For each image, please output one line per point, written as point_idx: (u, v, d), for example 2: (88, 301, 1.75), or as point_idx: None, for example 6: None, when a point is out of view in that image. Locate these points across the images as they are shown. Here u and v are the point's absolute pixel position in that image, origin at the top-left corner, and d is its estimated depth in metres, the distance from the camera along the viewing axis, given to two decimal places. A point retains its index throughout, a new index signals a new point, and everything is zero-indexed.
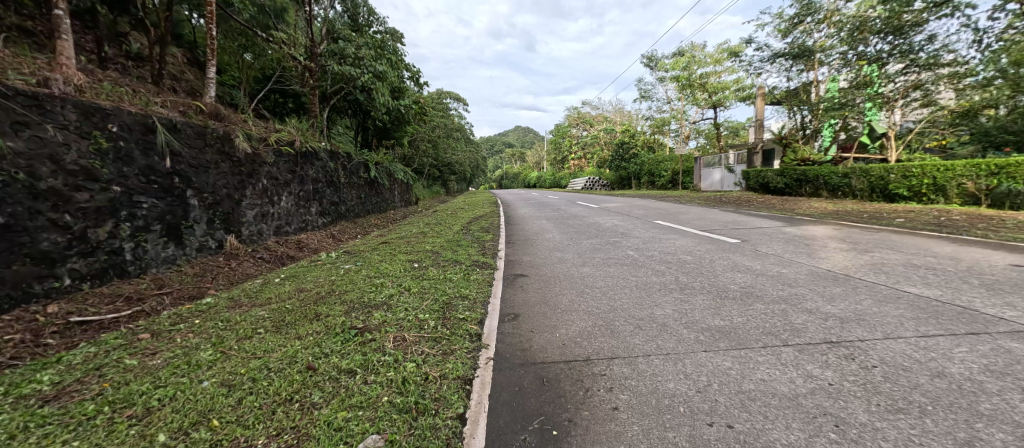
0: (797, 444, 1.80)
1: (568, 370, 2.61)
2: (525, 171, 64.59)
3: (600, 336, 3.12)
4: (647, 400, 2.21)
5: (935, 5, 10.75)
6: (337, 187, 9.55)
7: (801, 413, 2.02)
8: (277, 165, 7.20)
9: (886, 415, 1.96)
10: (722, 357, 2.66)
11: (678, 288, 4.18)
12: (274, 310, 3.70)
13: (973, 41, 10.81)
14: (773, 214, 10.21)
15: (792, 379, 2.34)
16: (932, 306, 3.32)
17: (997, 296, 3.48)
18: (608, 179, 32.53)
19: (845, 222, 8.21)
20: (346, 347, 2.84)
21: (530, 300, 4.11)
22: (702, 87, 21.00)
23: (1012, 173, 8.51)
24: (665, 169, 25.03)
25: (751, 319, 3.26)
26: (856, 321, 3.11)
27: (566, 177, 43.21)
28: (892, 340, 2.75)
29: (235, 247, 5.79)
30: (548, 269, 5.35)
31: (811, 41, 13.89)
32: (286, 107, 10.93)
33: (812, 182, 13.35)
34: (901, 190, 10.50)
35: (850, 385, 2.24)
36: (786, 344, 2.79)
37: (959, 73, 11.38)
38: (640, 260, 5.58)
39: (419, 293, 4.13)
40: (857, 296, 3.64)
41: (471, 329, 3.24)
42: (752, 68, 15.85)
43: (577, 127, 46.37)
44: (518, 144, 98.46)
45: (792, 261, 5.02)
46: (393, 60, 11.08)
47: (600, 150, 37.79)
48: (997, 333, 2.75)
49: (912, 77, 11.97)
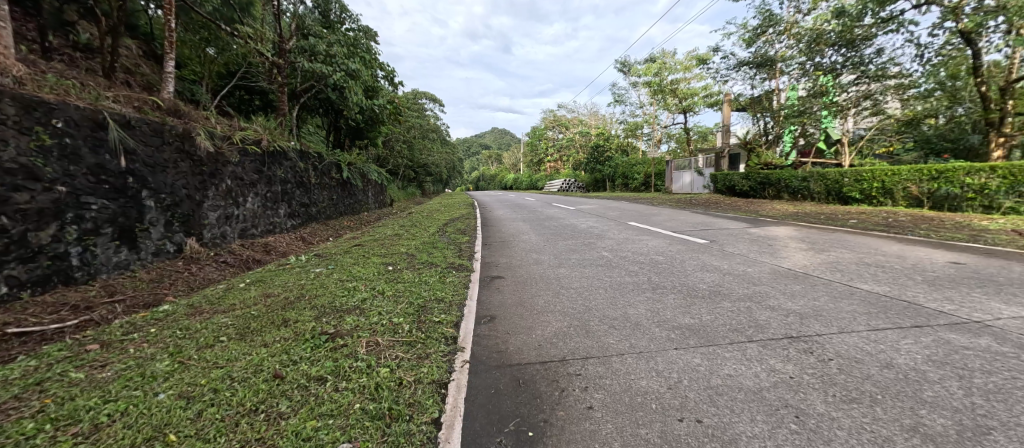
0: (761, 436, 1.87)
1: (544, 371, 2.61)
2: (503, 173, 64.70)
3: (576, 336, 3.14)
4: (620, 398, 2.24)
5: (883, 21, 11.08)
6: (308, 187, 9.27)
7: (765, 406, 2.10)
8: (242, 164, 6.89)
9: (841, 405, 2.06)
10: (692, 354, 2.73)
11: (650, 288, 4.27)
12: (238, 317, 3.53)
13: (916, 55, 11.56)
14: (740, 215, 10.66)
15: (756, 373, 2.43)
16: (882, 301, 3.53)
17: (938, 291, 3.73)
18: (584, 181, 33.00)
19: (805, 222, 8.69)
20: (316, 354, 2.74)
21: (508, 301, 4.11)
22: (674, 92, 22.16)
23: (949, 178, 9.09)
24: (639, 172, 25.77)
25: (719, 317, 3.37)
26: (815, 317, 3.25)
27: (544, 179, 43.59)
28: (846, 334, 2.89)
29: (196, 250, 5.50)
30: (525, 270, 5.37)
31: (773, 51, 14.49)
32: (252, 104, 10.51)
33: (774, 184, 13.99)
34: (854, 193, 11.12)
35: (809, 377, 2.34)
36: (751, 340, 2.89)
37: (904, 84, 12.19)
38: (614, 260, 5.69)
39: (394, 296, 4.05)
40: (815, 293, 3.83)
41: (447, 332, 3.20)
42: (719, 76, 16.49)
43: (553, 129, 46.73)
44: (496, 145, 99.01)
45: (756, 261, 5.23)
46: (367, 59, 10.82)
47: (577, 153, 38.45)
48: (938, 325, 2.94)
49: (863, 87, 12.70)
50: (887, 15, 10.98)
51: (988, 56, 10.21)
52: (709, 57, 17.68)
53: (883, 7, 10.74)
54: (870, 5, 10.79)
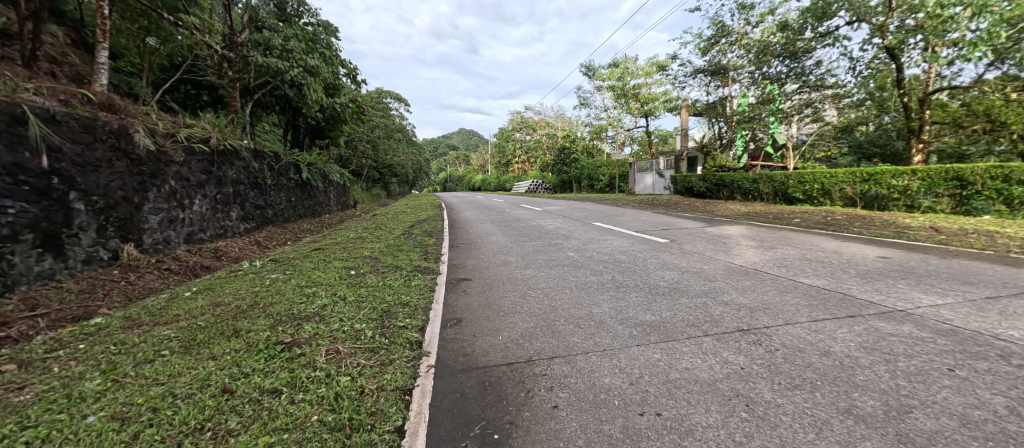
0: (714, 426, 1.96)
1: (510, 372, 2.61)
2: (470, 174, 64.44)
3: (542, 336, 3.17)
4: (585, 396, 2.28)
5: (821, 36, 11.91)
6: (263, 189, 8.82)
7: (718, 396, 2.20)
8: (188, 164, 6.45)
9: (786, 391, 2.20)
10: (653, 350, 2.83)
11: (613, 287, 4.39)
12: (182, 328, 3.29)
13: (849, 68, 12.55)
14: (698, 215, 11.16)
15: (711, 366, 2.55)
16: (822, 293, 3.80)
17: (869, 283, 4.07)
18: (551, 183, 33.45)
19: (755, 221, 9.22)
20: (270, 365, 2.60)
21: (474, 303, 4.08)
22: (636, 96, 22.91)
23: (878, 179, 9.94)
24: (604, 173, 26.43)
25: (677, 313, 3.51)
26: (763, 310, 3.46)
27: (511, 180, 43.77)
28: (791, 325, 3.09)
29: (135, 258, 5.09)
30: (492, 272, 5.36)
31: (725, 60, 15.27)
32: (200, 100, 9.85)
33: (728, 186, 14.75)
34: (797, 194, 11.93)
35: (758, 367, 2.48)
36: (706, 334, 3.03)
37: (839, 94, 13.21)
38: (579, 260, 5.79)
39: (356, 302, 3.92)
40: (764, 287, 4.07)
41: (412, 337, 3.13)
42: (677, 82, 17.22)
43: (521, 131, 46.96)
44: (463, 146, 98.43)
45: (711, 258, 5.50)
46: (327, 55, 10.37)
47: (544, 154, 38.97)
48: (869, 315, 3.21)
49: (805, 96, 13.75)
50: (824, 30, 11.83)
51: (910, 70, 11.21)
52: (668, 64, 18.41)
53: (822, 22, 11.55)
54: (810, 20, 11.57)
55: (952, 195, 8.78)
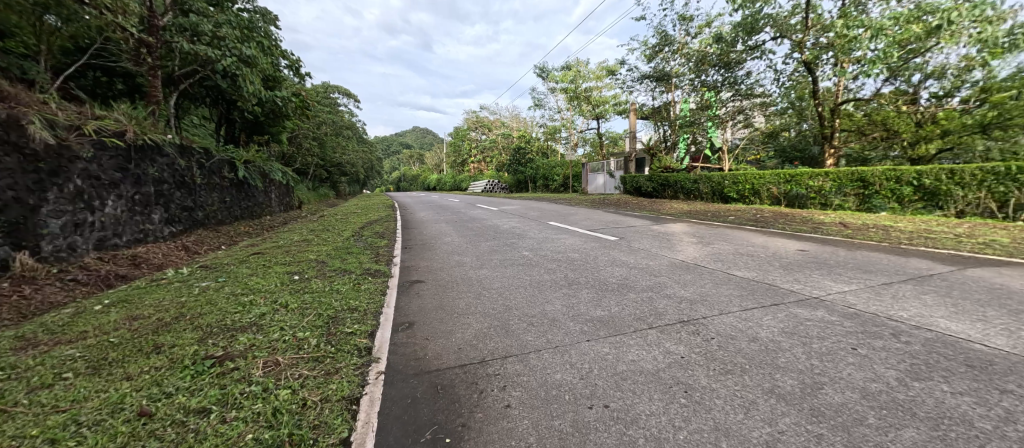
0: (657, 413, 2.07)
1: (463, 374, 2.60)
2: (424, 173, 63.25)
3: (495, 336, 3.18)
4: (537, 393, 2.32)
5: (750, 49, 12.97)
6: (191, 189, 8.10)
7: (661, 385, 2.33)
8: (98, 161, 5.79)
9: (720, 376, 2.37)
10: (602, 344, 2.93)
11: (566, 284, 4.50)
12: (91, 346, 2.95)
13: (774, 79, 13.71)
14: (645, 213, 11.72)
15: (655, 356, 2.69)
16: (752, 284, 4.14)
17: (791, 274, 4.49)
18: (506, 182, 33.61)
19: (695, 219, 9.85)
20: (198, 382, 2.40)
21: (427, 306, 4.01)
22: (588, 99, 23.58)
23: (798, 180, 10.96)
24: (558, 174, 27.02)
25: (625, 308, 3.66)
26: (701, 302, 3.70)
27: (466, 180, 43.44)
28: (725, 315, 3.34)
29: (32, 268, 4.50)
30: (446, 273, 5.30)
31: (668, 67, 16.04)
32: (113, 89, 8.74)
33: (672, 186, 15.60)
34: (732, 193, 12.89)
35: (696, 355, 2.66)
36: (651, 327, 3.19)
37: (767, 103, 14.44)
38: (533, 259, 5.87)
39: (299, 309, 3.71)
40: (703, 280, 4.36)
41: (360, 343, 3.03)
42: (626, 86, 17.94)
43: (476, 130, 46.67)
44: (417, 144, 96.29)
45: (656, 254, 5.79)
46: (265, 45, 9.69)
47: (500, 154, 39.13)
48: (791, 302, 3.54)
49: (738, 103, 14.85)
50: (753, 43, 12.85)
51: (824, 82, 12.42)
52: (617, 69, 19.15)
53: (751, 36, 12.55)
54: (741, 33, 12.54)
55: (856, 195, 9.87)
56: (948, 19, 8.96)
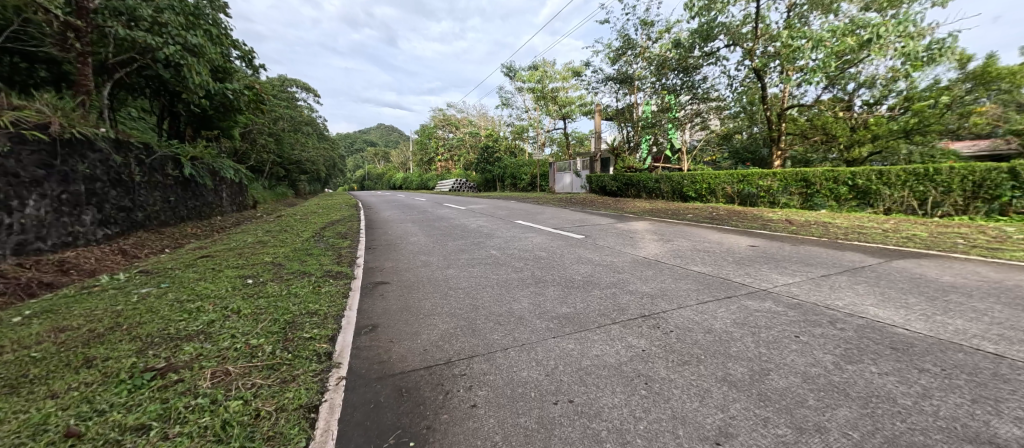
0: (619, 405, 2.14)
1: (428, 375, 2.57)
2: (390, 172, 61.80)
3: (462, 336, 3.17)
4: (503, 392, 2.34)
5: (706, 55, 13.59)
6: (129, 188, 7.52)
7: (623, 378, 2.41)
8: (15, 156, 5.26)
9: (678, 368, 2.48)
10: (567, 340, 2.99)
11: (533, 282, 4.54)
12: (9, 363, 2.69)
13: (728, 84, 14.42)
14: (610, 212, 12.02)
15: (617, 350, 2.77)
16: (708, 279, 4.35)
17: (743, 268, 4.75)
18: (475, 181, 33.44)
19: (657, 217, 10.21)
20: (136, 397, 2.25)
21: (392, 307, 3.94)
22: (554, 99, 23.85)
23: (750, 180, 11.60)
24: (526, 173, 27.20)
25: (589, 304, 3.75)
26: (662, 296, 3.85)
27: (434, 179, 42.84)
28: (683, 308, 3.49)
29: None
30: (412, 274, 5.21)
31: (631, 70, 16.46)
32: (36, 77, 7.94)
33: (635, 185, 16.08)
34: (690, 193, 13.45)
35: (656, 348, 2.77)
36: (614, 322, 3.29)
37: (721, 107, 15.18)
38: (501, 258, 5.88)
39: (253, 314, 3.53)
40: (663, 276, 4.53)
41: (320, 348, 2.93)
42: (591, 87, 18.29)
43: (443, 129, 46.06)
44: (382, 141, 93.91)
45: (620, 252, 5.96)
46: (214, 34, 9.12)
47: (467, 153, 38.86)
48: (743, 295, 3.75)
49: (696, 106, 15.51)
50: (709, 50, 13.49)
51: (771, 89, 13.22)
52: (582, 70, 19.49)
53: (706, 42, 13.14)
54: (697, 40, 13.10)
55: (800, 194, 10.57)
56: (877, 34, 9.81)
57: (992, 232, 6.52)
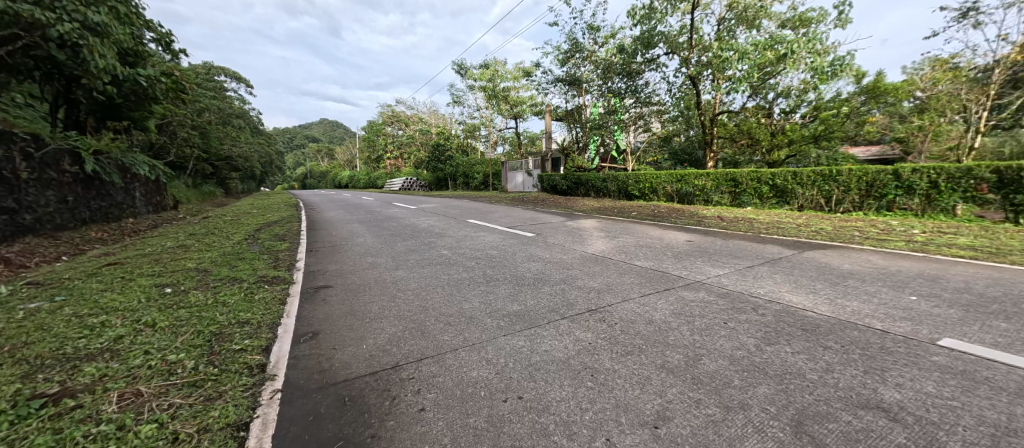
0: (567, 398, 2.19)
1: (374, 382, 2.48)
2: (335, 169, 58.94)
3: (410, 339, 3.09)
4: (453, 393, 2.31)
5: (647, 61, 14.28)
6: (11, 186, 6.51)
7: (570, 371, 2.47)
8: None
9: (621, 358, 2.59)
10: (517, 338, 3.02)
11: (484, 281, 4.54)
12: None
13: (668, 89, 15.26)
14: (561, 210, 12.30)
15: (566, 345, 2.85)
16: (650, 273, 4.58)
17: (682, 262, 5.06)
18: (425, 180, 32.75)
19: (605, 215, 10.59)
20: (20, 430, 1.96)
21: (335, 312, 3.75)
22: (505, 98, 23.92)
23: (687, 180, 12.37)
24: (478, 171, 27.12)
25: (539, 300, 3.81)
26: (607, 290, 4.00)
27: (382, 177, 41.43)
28: (627, 301, 3.65)
29: None
30: (357, 276, 5.00)
31: (579, 72, 16.91)
32: None
33: (584, 185, 16.57)
34: (635, 192, 14.10)
35: (602, 340, 2.87)
36: (562, 317, 3.37)
37: (662, 110, 16.04)
38: (451, 258, 5.81)
39: (172, 328, 3.21)
40: (610, 271, 4.72)
41: (252, 360, 2.73)
42: (541, 88, 18.56)
43: (391, 125, 44.59)
44: (326, 137, 89.26)
45: (569, 249, 6.12)
46: (123, 13, 8.06)
47: (417, 150, 38.04)
48: (681, 287, 3.99)
49: (639, 110, 16.26)
50: (650, 56, 14.18)
51: (705, 95, 14.16)
52: (532, 71, 19.71)
53: (647, 50, 13.81)
54: (640, 46, 13.71)
55: (730, 193, 11.45)
56: (792, 49, 10.86)
57: (881, 226, 7.47)
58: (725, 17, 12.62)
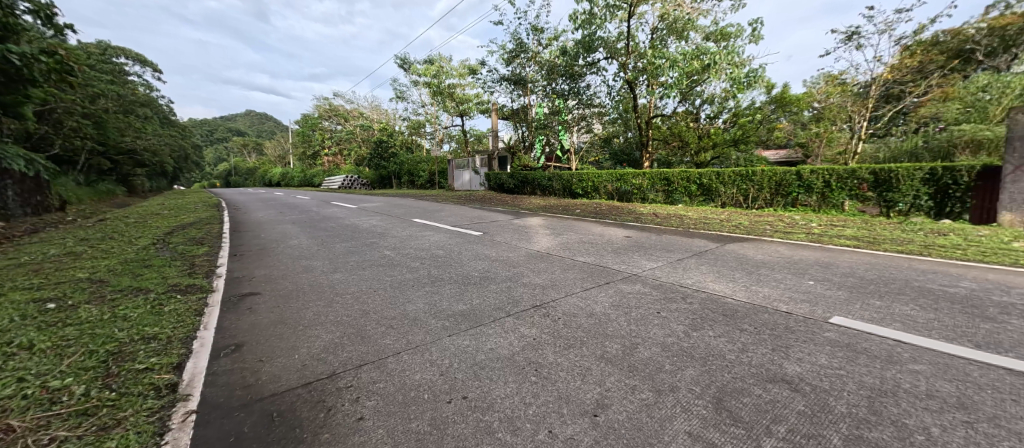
0: (511, 395, 2.21)
1: (307, 393, 2.34)
2: (266, 165, 54.71)
3: (349, 345, 2.95)
4: (394, 399, 2.24)
5: (588, 64, 14.77)
6: None
7: (515, 367, 2.50)
8: None
9: (565, 352, 2.65)
10: (463, 337, 2.99)
11: (428, 282, 4.44)
12: None
13: (608, 92, 15.90)
14: (507, 208, 12.37)
15: (511, 341, 2.87)
16: (592, 268, 4.76)
17: (621, 257, 5.31)
18: (368, 178, 31.43)
19: (550, 213, 10.82)
20: None
21: (263, 322, 3.48)
22: (451, 96, 23.59)
23: (626, 179, 12.99)
24: (423, 169, 26.55)
25: (485, 299, 3.81)
26: (552, 286, 4.09)
27: (319, 174, 39.11)
28: (570, 296, 3.76)
29: None
30: (290, 281, 4.68)
31: (524, 72, 17.11)
32: None
33: (530, 183, 16.82)
34: (578, 190, 14.56)
35: (546, 335, 2.93)
36: (508, 314, 3.39)
37: (603, 112, 16.68)
38: (395, 258, 5.63)
39: (56, 349, 2.79)
40: (554, 268, 4.83)
41: (161, 380, 2.46)
42: (486, 87, 18.54)
43: (328, 120, 42.22)
44: (255, 131, 82.54)
45: (515, 247, 6.18)
46: None
47: (359, 147, 36.39)
48: (620, 280, 4.18)
49: (581, 111, 16.78)
50: (591, 60, 14.67)
51: (641, 99, 14.92)
52: (477, 69, 19.61)
53: (588, 54, 14.28)
54: (581, 50, 14.14)
55: (663, 191, 12.20)
56: (715, 60, 11.81)
57: (788, 220, 8.37)
58: (657, 27, 13.32)
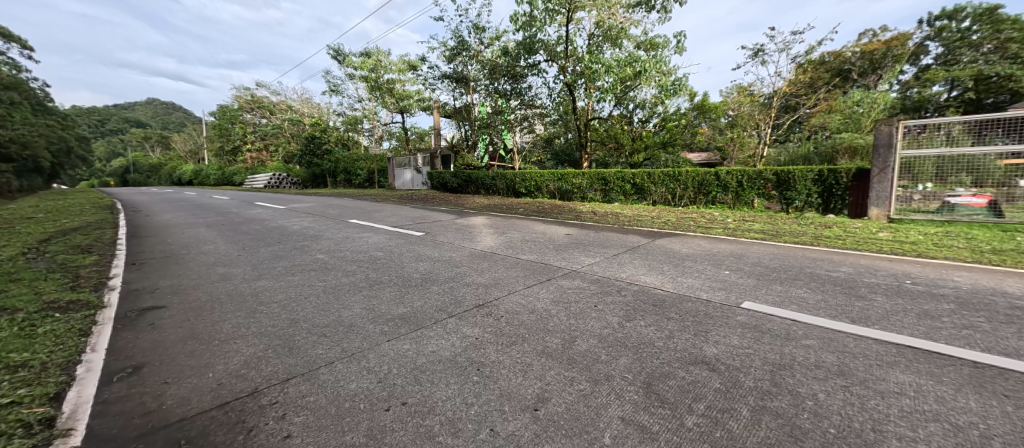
0: (452, 397, 2.15)
1: (223, 415, 2.10)
2: (178, 162, 49.10)
3: (274, 358, 2.71)
4: (326, 411, 2.09)
5: (529, 65, 14.98)
6: None
7: (457, 369, 2.44)
8: None
9: (507, 349, 2.65)
10: (402, 342, 2.87)
11: (366, 286, 4.22)
12: None
13: (548, 93, 16.26)
14: (450, 208, 12.19)
15: (453, 342, 2.81)
16: (535, 266, 4.82)
17: (561, 254, 5.43)
18: (299, 176, 29.40)
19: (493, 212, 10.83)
20: None
21: (169, 338, 3.09)
22: (390, 91, 22.76)
23: (566, 179, 13.38)
24: (361, 168, 25.35)
25: (426, 301, 3.69)
26: (494, 285, 4.08)
27: (243, 171, 35.86)
28: (512, 294, 3.77)
29: None
30: (204, 290, 4.21)
31: (465, 71, 16.97)
32: None
33: (473, 182, 16.74)
34: (521, 189, 14.75)
35: (489, 334, 2.90)
36: (451, 315, 3.32)
37: (544, 113, 17.02)
38: (329, 262, 5.29)
39: None
40: (497, 267, 4.82)
41: (32, 415, 2.08)
42: (427, 84, 18.13)
43: (252, 113, 38.81)
44: (164, 123, 73.73)
45: (457, 246, 6.09)
46: None
47: (289, 142, 33.86)
48: (561, 276, 4.28)
49: (524, 111, 16.99)
50: (532, 62, 14.88)
51: (579, 102, 15.44)
52: (417, 65, 19.10)
53: (529, 55, 14.49)
54: (522, 51, 14.30)
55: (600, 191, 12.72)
56: (645, 67, 12.55)
57: (709, 216, 9.12)
58: (593, 32, 13.87)
